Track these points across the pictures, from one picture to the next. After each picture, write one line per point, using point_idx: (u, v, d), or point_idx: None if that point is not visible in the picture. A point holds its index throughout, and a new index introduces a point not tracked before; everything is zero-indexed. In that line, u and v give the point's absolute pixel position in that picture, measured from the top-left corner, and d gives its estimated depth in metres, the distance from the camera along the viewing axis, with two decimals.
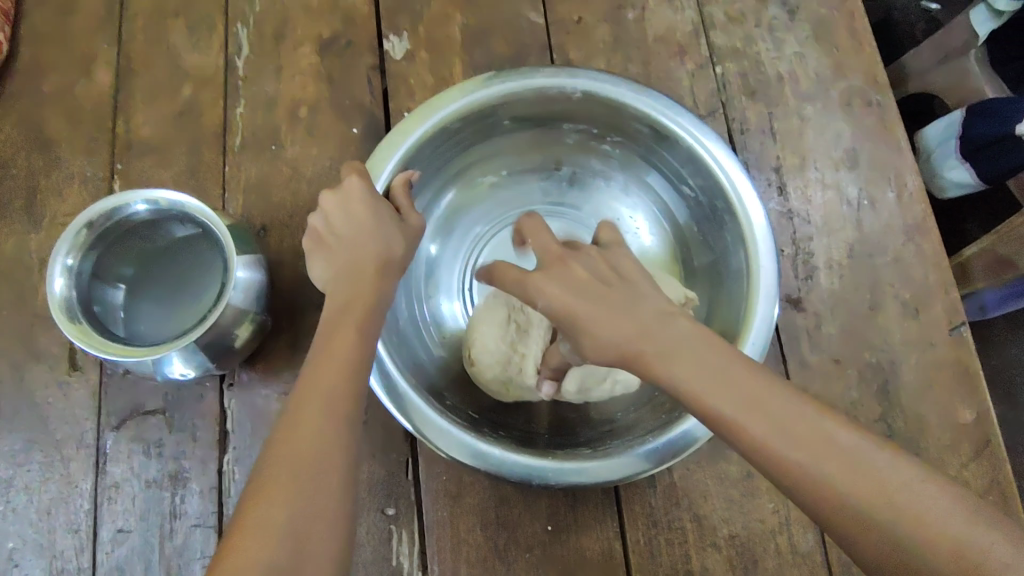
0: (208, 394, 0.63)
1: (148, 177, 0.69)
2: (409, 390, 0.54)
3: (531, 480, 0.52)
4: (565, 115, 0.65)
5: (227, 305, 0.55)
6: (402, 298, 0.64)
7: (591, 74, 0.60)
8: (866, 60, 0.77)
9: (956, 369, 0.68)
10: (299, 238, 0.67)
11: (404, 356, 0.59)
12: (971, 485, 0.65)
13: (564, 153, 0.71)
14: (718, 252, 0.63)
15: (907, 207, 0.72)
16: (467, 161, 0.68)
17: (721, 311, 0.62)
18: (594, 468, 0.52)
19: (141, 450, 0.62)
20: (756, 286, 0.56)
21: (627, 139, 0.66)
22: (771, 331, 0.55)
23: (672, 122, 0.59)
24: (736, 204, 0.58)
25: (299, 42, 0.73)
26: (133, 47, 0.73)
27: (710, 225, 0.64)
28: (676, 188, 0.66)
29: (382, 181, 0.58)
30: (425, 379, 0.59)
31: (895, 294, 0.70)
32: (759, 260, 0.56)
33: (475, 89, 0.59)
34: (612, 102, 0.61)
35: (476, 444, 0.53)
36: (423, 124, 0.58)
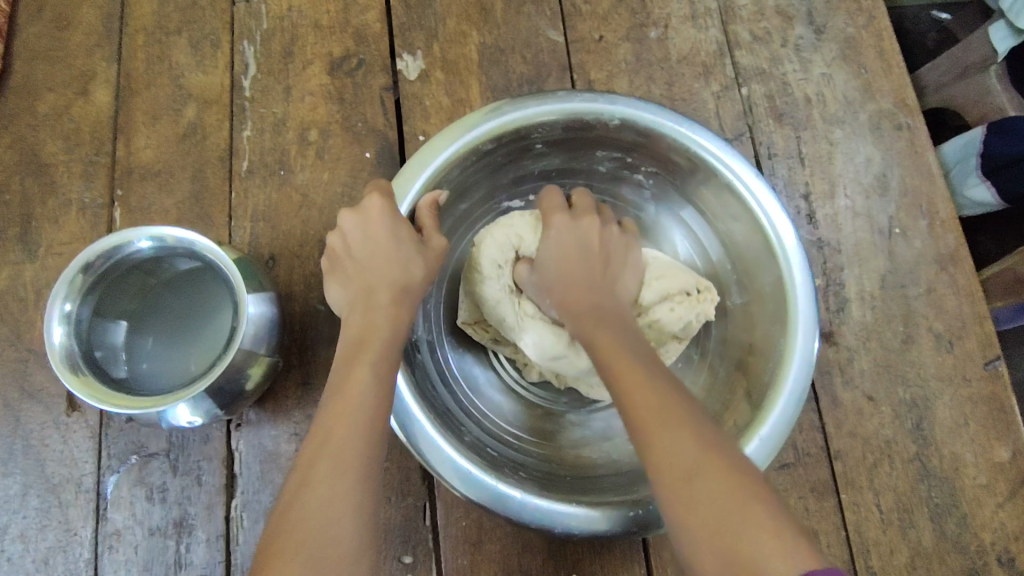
0: (215, 436, 0.60)
1: (150, 203, 0.66)
2: (433, 427, 0.51)
3: (553, 528, 0.49)
4: (598, 143, 0.63)
5: (237, 348, 0.51)
6: (420, 324, 0.61)
7: (629, 101, 0.58)
8: (895, 82, 0.75)
9: (992, 405, 0.66)
10: (309, 269, 0.64)
11: (424, 387, 0.56)
12: (1009, 527, 0.63)
13: (593, 181, 0.69)
14: (751, 288, 0.61)
15: (939, 235, 0.70)
16: (493, 187, 0.66)
17: (754, 358, 0.59)
18: (620, 517, 0.50)
19: (143, 495, 0.58)
20: (791, 348, 0.53)
21: (661, 170, 0.64)
22: (808, 379, 0.53)
23: (713, 155, 0.57)
24: (776, 245, 0.56)
25: (309, 61, 0.70)
26: (134, 65, 0.70)
27: (745, 263, 0.61)
28: (709, 221, 0.64)
29: (406, 202, 0.54)
30: (446, 413, 0.57)
31: (928, 327, 0.67)
32: (797, 310, 0.54)
33: (508, 110, 0.57)
34: (649, 131, 0.58)
35: (497, 486, 0.50)
36: (453, 143, 0.56)
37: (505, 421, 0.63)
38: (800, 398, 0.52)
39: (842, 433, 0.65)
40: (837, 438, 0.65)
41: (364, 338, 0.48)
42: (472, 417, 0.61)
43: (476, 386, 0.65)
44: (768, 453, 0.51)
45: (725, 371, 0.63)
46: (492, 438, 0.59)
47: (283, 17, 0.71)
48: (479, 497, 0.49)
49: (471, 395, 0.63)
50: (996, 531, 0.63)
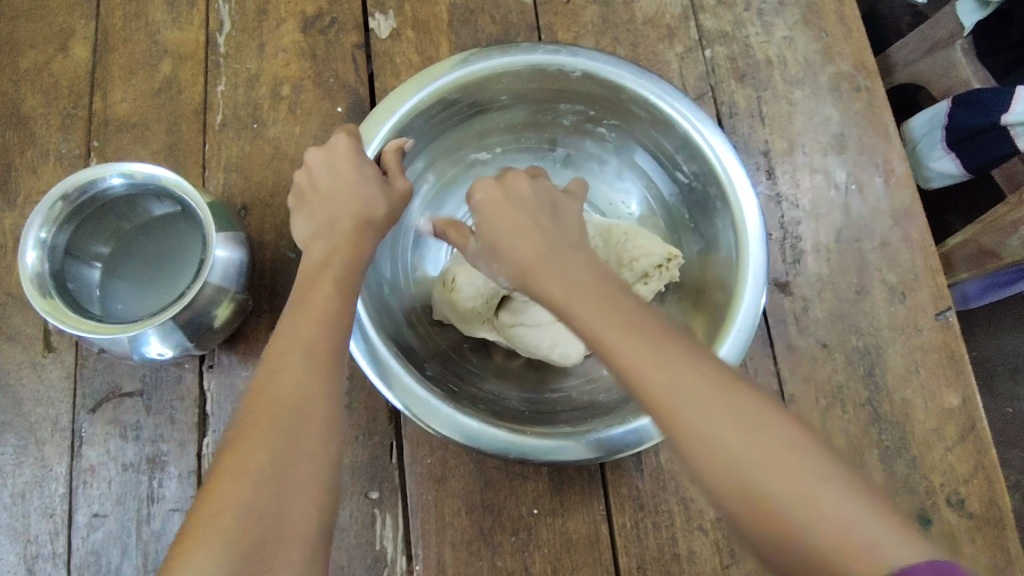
0: (187, 376, 0.61)
1: (125, 154, 0.67)
2: (391, 359, 0.53)
3: (507, 454, 0.51)
4: (562, 96, 0.65)
5: (204, 282, 0.53)
6: (386, 266, 0.64)
7: (590, 54, 0.59)
8: (855, 45, 0.77)
9: (943, 353, 0.68)
10: (281, 218, 0.66)
11: (386, 322, 0.58)
12: (956, 469, 0.65)
13: (560, 134, 0.71)
14: (709, 237, 0.63)
15: (895, 191, 0.72)
16: (460, 136, 0.68)
17: (707, 301, 0.61)
18: (569, 446, 0.52)
19: (117, 433, 0.60)
20: (743, 285, 0.55)
21: (623, 124, 0.65)
22: (757, 321, 0.54)
23: (670, 106, 0.59)
24: (730, 192, 0.57)
25: (282, 19, 0.72)
26: (111, 21, 0.71)
27: (703, 213, 0.63)
28: (668, 172, 0.66)
29: (373, 147, 0.57)
30: (407, 350, 0.59)
31: (882, 278, 0.70)
32: (749, 251, 0.55)
33: (474, 61, 0.59)
34: (610, 84, 0.60)
35: (451, 415, 0.52)
36: (420, 92, 0.58)
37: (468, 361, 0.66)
38: (750, 337, 0.54)
39: (797, 378, 0.67)
40: (791, 383, 0.67)
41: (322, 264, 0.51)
42: (435, 356, 0.63)
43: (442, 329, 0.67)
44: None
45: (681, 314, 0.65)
46: (453, 376, 0.62)
47: None
48: (435, 424, 0.51)
49: (437, 337, 0.66)
50: (944, 473, 0.65)
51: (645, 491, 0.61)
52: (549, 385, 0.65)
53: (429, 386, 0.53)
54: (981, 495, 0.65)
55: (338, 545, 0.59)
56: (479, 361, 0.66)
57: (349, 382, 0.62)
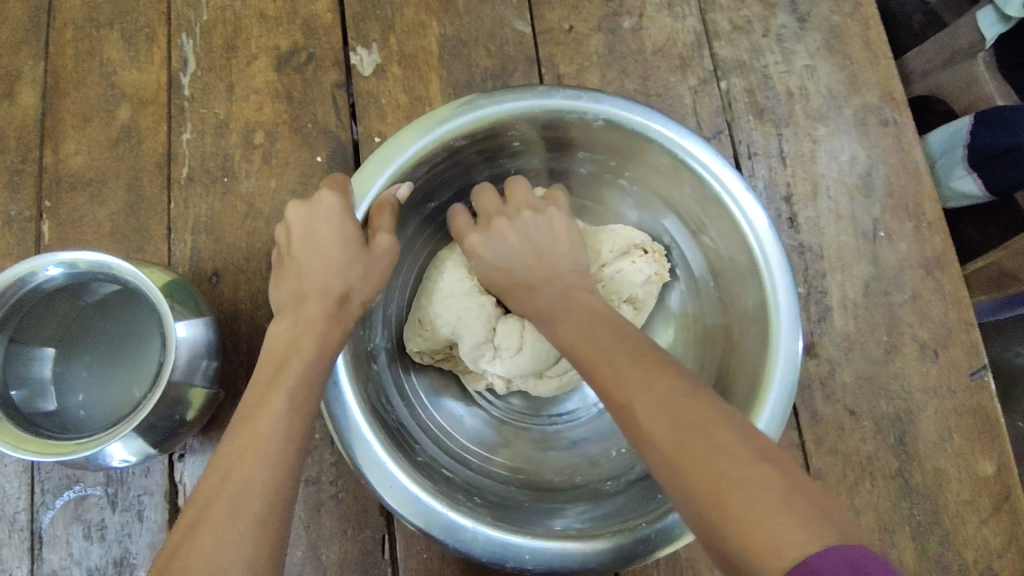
0: (157, 468, 0.56)
1: (81, 214, 0.60)
2: (380, 449, 0.47)
3: (503, 562, 0.46)
4: (580, 144, 0.58)
5: (166, 382, 0.47)
6: (378, 330, 0.58)
7: (616, 101, 0.53)
8: (882, 74, 0.71)
9: (977, 416, 0.63)
10: (256, 285, 0.59)
11: (375, 397, 0.52)
12: (991, 543, 0.61)
13: (574, 182, 0.65)
14: (732, 306, 0.58)
15: (926, 238, 0.67)
16: (466, 185, 0.62)
17: (731, 375, 0.56)
18: (574, 552, 0.46)
19: (80, 534, 0.55)
20: (772, 373, 0.50)
21: (645, 176, 0.59)
22: (786, 410, 0.49)
23: (703, 165, 0.53)
24: (764, 265, 0.52)
25: (253, 55, 0.64)
26: (62, 62, 0.64)
27: (730, 280, 0.57)
28: (687, 226, 0.60)
29: (366, 202, 0.51)
30: (398, 431, 0.53)
31: (912, 336, 0.65)
32: (778, 341, 0.50)
33: (485, 104, 0.52)
34: (635, 135, 0.54)
35: (445, 515, 0.46)
36: (424, 139, 0.51)
37: (468, 439, 0.60)
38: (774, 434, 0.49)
39: (823, 449, 0.62)
40: (817, 454, 0.62)
41: (294, 356, 0.45)
42: (428, 435, 0.57)
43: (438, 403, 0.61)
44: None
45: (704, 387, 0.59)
46: (449, 458, 0.56)
47: (225, 6, 0.66)
48: (430, 525, 0.46)
49: (432, 411, 0.60)
50: (979, 549, 0.61)
51: None
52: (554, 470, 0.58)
53: (427, 483, 0.48)
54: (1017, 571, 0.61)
55: None
56: (476, 438, 0.60)
57: (335, 470, 0.56)
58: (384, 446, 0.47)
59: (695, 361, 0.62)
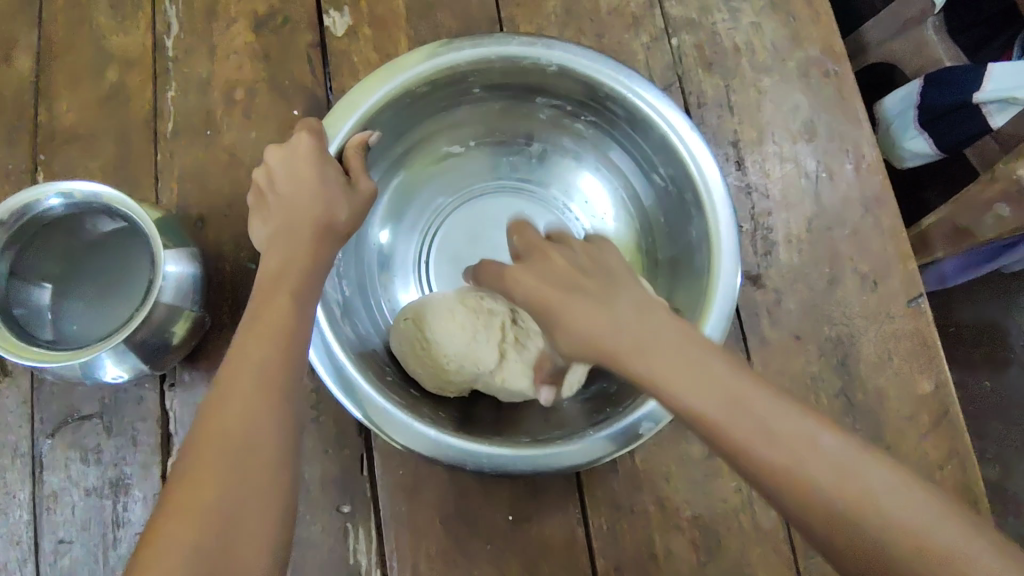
0: (148, 396, 0.60)
1: (74, 166, 0.65)
2: (350, 366, 0.52)
3: (465, 464, 0.50)
4: (538, 89, 0.63)
5: (155, 302, 0.51)
6: (352, 267, 0.63)
7: (566, 47, 0.57)
8: (823, 29, 0.76)
9: (915, 339, 0.68)
10: (239, 228, 0.63)
11: (348, 328, 0.57)
12: (929, 455, 0.66)
13: (535, 128, 0.70)
14: (681, 236, 0.62)
15: (865, 177, 0.72)
16: (432, 129, 0.67)
17: (681, 293, 0.61)
18: (529, 457, 0.50)
19: (79, 457, 0.59)
20: (718, 271, 0.54)
21: (599, 118, 0.64)
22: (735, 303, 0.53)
23: (646, 104, 0.57)
24: (704, 192, 0.56)
25: (233, 19, 0.69)
26: (54, 28, 0.68)
27: (676, 216, 0.62)
28: (636, 163, 0.65)
29: (336, 141, 0.55)
30: (369, 354, 0.58)
31: (854, 267, 0.69)
32: (721, 259, 0.54)
33: (442, 53, 0.57)
34: (587, 79, 0.58)
35: (412, 424, 0.51)
36: (386, 84, 0.56)
37: None
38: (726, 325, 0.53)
39: (771, 372, 0.66)
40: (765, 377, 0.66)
41: (271, 276, 0.49)
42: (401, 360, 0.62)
43: None
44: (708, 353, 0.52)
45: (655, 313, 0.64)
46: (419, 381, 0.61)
47: None
48: (395, 433, 0.50)
49: None
50: (918, 461, 0.66)
51: (620, 493, 0.61)
52: None
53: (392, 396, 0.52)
54: (954, 480, 0.65)
55: (311, 561, 0.58)
56: None
57: (315, 395, 0.60)
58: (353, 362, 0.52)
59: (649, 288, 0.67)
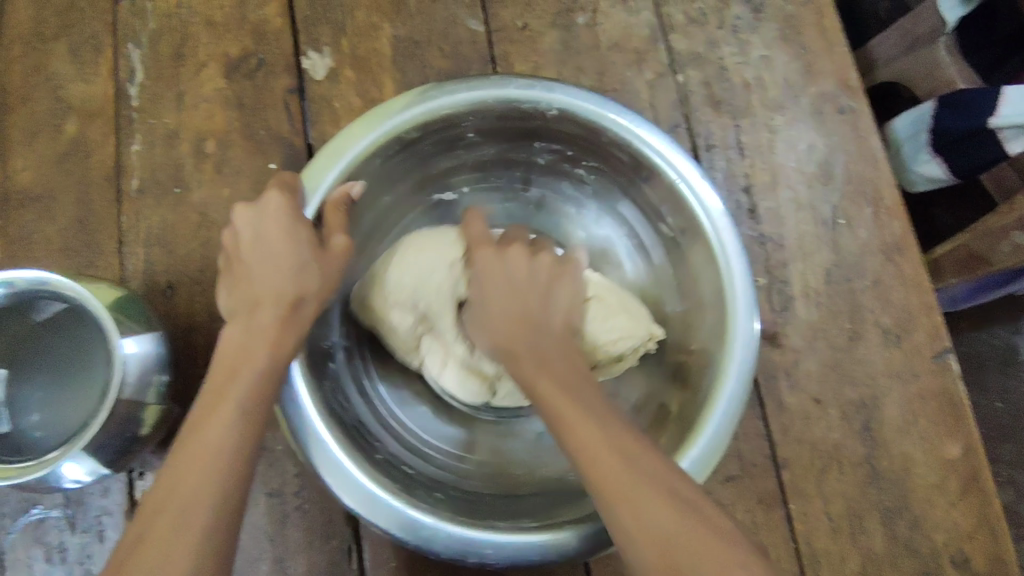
0: (115, 486, 0.55)
1: (30, 231, 0.59)
2: (333, 446, 0.45)
3: (463, 558, 0.44)
4: (536, 134, 0.58)
5: (115, 399, 0.46)
6: (335, 329, 0.57)
7: (567, 88, 0.53)
8: (837, 62, 0.71)
9: (942, 398, 0.64)
10: (211, 297, 0.58)
11: (328, 395, 0.50)
12: (960, 525, 0.61)
13: (532, 173, 0.64)
14: (692, 297, 0.57)
15: (886, 223, 0.67)
16: (421, 178, 0.61)
17: (692, 362, 0.55)
18: (537, 544, 0.44)
19: (40, 557, 0.54)
20: (731, 347, 0.49)
21: (602, 167, 0.59)
22: (746, 388, 0.48)
23: (656, 151, 0.53)
24: (717, 254, 0.51)
25: (202, 64, 0.64)
26: (7, 77, 0.63)
27: (686, 268, 0.57)
28: (643, 213, 0.60)
29: (313, 203, 0.50)
30: (356, 427, 0.52)
31: (875, 322, 0.65)
32: (734, 332, 0.49)
33: (433, 96, 0.52)
34: (589, 124, 0.54)
35: (406, 512, 0.45)
36: (370, 133, 0.51)
37: (429, 435, 0.59)
38: (711, 457, 0.47)
39: (789, 439, 0.62)
40: (784, 445, 0.62)
41: (246, 372, 0.44)
42: (389, 430, 0.56)
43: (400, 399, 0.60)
44: (707, 465, 0.47)
45: (665, 380, 0.59)
46: (411, 454, 0.55)
47: (172, 14, 0.65)
48: (385, 523, 0.45)
49: (392, 406, 0.59)
50: (948, 532, 0.61)
51: None
52: (517, 462, 0.58)
53: (382, 477, 0.46)
54: (986, 552, 0.61)
55: None
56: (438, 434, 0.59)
57: (298, 481, 0.56)
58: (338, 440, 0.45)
59: (657, 355, 0.61)
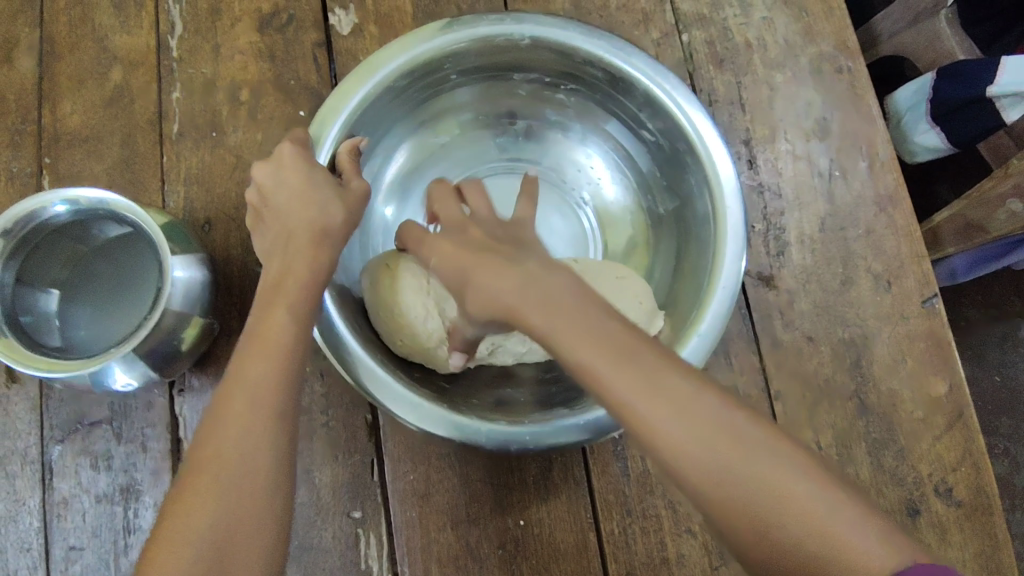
0: (158, 401, 0.60)
1: (79, 169, 0.64)
2: (369, 361, 0.51)
3: (506, 446, 0.50)
4: (518, 64, 0.61)
5: (164, 309, 0.51)
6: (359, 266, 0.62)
7: (537, 18, 0.56)
8: (836, 24, 0.74)
9: (929, 340, 0.67)
10: (245, 231, 0.63)
11: (364, 328, 0.56)
12: (943, 458, 0.65)
13: (517, 104, 0.68)
14: (681, 193, 0.61)
15: (879, 175, 0.71)
16: (417, 120, 0.65)
17: (687, 263, 0.60)
18: (567, 430, 0.50)
19: (88, 464, 0.58)
20: (724, 231, 0.53)
21: (581, 88, 0.63)
22: (742, 268, 0.52)
23: (627, 63, 0.56)
24: (700, 147, 0.55)
25: (237, 18, 0.68)
26: (56, 29, 0.67)
27: (674, 172, 0.61)
28: (630, 130, 0.64)
29: (325, 151, 0.54)
30: (389, 355, 0.57)
31: (867, 268, 0.68)
32: (726, 210, 0.53)
33: (417, 44, 0.56)
34: (564, 49, 0.57)
35: (448, 413, 0.50)
36: (364, 84, 0.55)
37: None
38: (710, 343, 0.51)
39: (783, 375, 0.66)
40: (778, 379, 0.66)
41: (283, 280, 0.49)
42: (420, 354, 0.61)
43: None
44: (716, 331, 0.51)
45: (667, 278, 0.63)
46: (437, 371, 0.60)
47: None
48: (433, 426, 0.50)
49: None
50: (932, 463, 0.65)
51: (631, 497, 0.60)
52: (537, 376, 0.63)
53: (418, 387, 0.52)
54: (968, 483, 0.65)
55: (322, 567, 0.58)
56: None
57: (325, 400, 0.60)
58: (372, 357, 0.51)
59: (659, 261, 0.65)
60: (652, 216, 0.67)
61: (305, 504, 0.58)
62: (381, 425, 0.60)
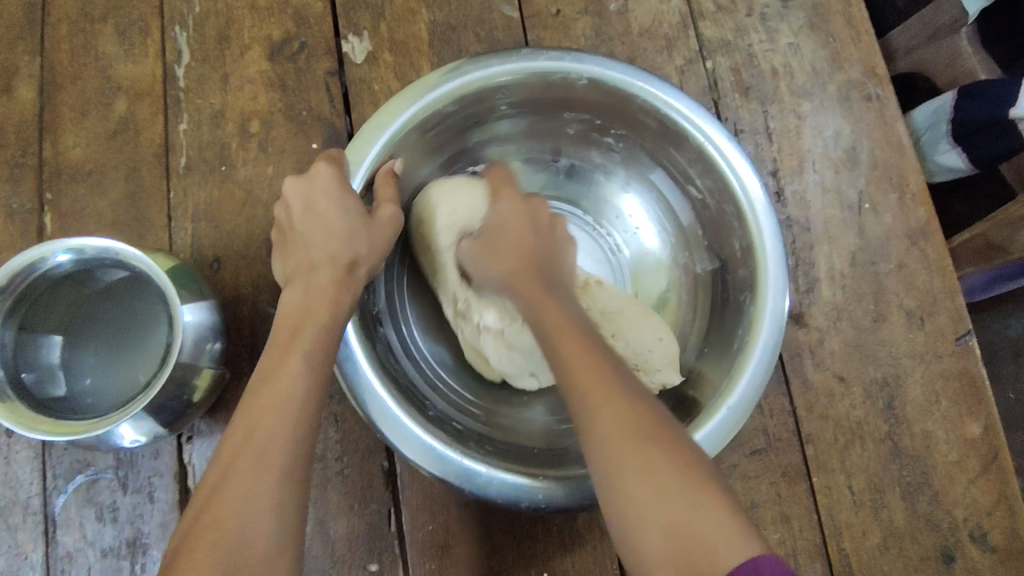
0: (166, 450, 0.57)
1: (82, 204, 0.62)
2: (394, 405, 0.48)
3: (520, 502, 0.48)
4: (568, 104, 0.59)
5: (174, 363, 0.48)
6: (379, 295, 0.59)
7: (596, 59, 0.54)
8: (864, 50, 0.72)
9: (963, 379, 0.65)
10: (256, 270, 0.60)
11: (386, 363, 0.53)
12: (979, 503, 0.63)
13: (562, 143, 0.66)
14: (722, 252, 0.60)
15: (910, 209, 0.68)
16: (454, 149, 0.63)
17: (723, 325, 0.58)
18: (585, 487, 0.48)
19: (93, 516, 0.56)
20: (763, 310, 0.52)
21: (627, 131, 0.61)
22: (778, 341, 0.51)
23: (684, 115, 0.55)
24: (747, 208, 0.54)
25: (245, 46, 0.65)
26: (58, 57, 0.65)
27: (717, 228, 0.59)
28: (675, 181, 0.62)
29: (360, 172, 0.51)
30: (410, 389, 0.54)
31: (898, 305, 0.66)
32: (767, 272, 0.52)
33: (468, 70, 0.53)
34: (617, 91, 0.55)
35: (463, 462, 0.47)
36: (412, 106, 0.52)
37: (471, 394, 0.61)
38: (724, 433, 0.50)
39: (814, 417, 0.64)
40: (808, 421, 0.64)
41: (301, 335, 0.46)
42: (440, 392, 0.59)
43: (445, 363, 0.62)
44: (734, 424, 0.50)
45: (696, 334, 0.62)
46: (462, 414, 0.57)
47: None
48: (448, 475, 0.47)
49: (439, 369, 0.61)
50: (968, 509, 0.63)
51: None
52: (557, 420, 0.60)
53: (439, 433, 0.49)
54: (1005, 529, 0.62)
55: None
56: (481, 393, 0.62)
57: (340, 447, 0.58)
58: (397, 400, 0.48)
59: (693, 314, 0.63)
60: (687, 268, 0.65)
61: (321, 557, 0.56)
62: (399, 473, 0.58)
